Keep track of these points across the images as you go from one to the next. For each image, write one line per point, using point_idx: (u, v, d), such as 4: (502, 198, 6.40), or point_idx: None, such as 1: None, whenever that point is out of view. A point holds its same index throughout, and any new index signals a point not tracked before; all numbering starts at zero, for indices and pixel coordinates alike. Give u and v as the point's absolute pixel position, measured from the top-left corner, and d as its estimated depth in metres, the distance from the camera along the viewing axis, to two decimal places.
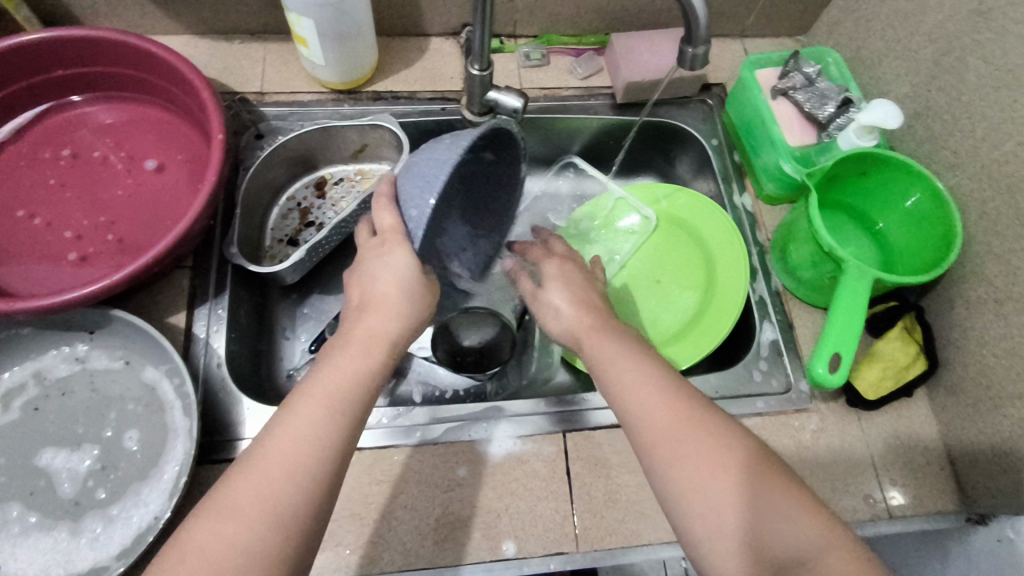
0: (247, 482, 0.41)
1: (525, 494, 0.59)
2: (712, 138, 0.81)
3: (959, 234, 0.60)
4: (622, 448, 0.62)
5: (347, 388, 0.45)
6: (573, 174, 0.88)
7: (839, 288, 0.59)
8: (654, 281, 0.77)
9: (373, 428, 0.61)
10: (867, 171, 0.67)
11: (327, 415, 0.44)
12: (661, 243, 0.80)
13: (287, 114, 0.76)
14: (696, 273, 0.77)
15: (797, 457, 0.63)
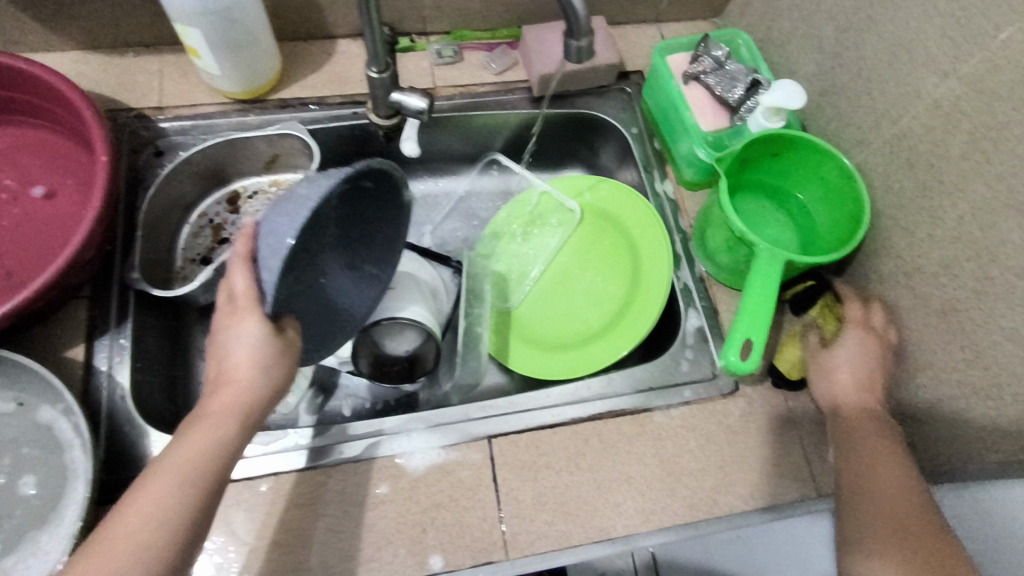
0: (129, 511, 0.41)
1: (450, 505, 0.58)
2: (632, 126, 0.80)
3: (867, 210, 0.60)
4: (549, 449, 0.61)
5: (204, 458, 0.45)
6: (498, 172, 0.87)
7: (750, 275, 0.58)
8: (577, 281, 0.78)
9: (289, 450, 0.59)
10: (779, 152, 0.66)
11: (181, 482, 0.43)
12: (585, 239, 0.80)
13: (189, 128, 0.72)
14: (621, 267, 0.77)
15: (725, 443, 0.63)
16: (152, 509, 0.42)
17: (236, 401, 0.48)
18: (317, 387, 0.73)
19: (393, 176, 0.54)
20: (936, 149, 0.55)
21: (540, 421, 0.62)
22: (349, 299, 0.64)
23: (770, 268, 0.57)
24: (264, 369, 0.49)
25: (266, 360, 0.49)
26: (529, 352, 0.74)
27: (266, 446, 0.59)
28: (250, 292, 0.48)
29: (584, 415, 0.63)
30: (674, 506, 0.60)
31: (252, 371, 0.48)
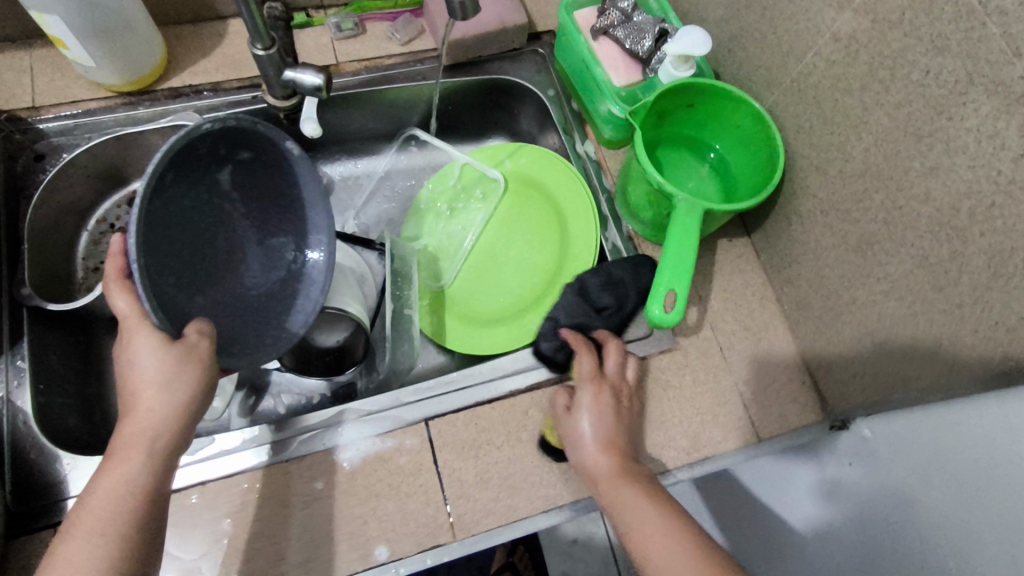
0: (59, 563, 0.42)
1: (391, 494, 0.56)
2: (548, 88, 0.78)
3: (781, 152, 0.60)
4: (488, 425, 0.60)
5: (125, 492, 0.44)
6: (417, 147, 0.84)
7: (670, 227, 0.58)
8: (508, 254, 0.76)
9: (214, 457, 0.56)
10: (695, 102, 0.65)
11: (106, 520, 0.43)
12: (513, 213, 0.78)
13: (72, 128, 0.66)
14: (551, 233, 0.75)
15: (664, 398, 0.63)
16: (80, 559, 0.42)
17: (145, 428, 0.46)
18: (247, 387, 0.70)
19: (259, 139, 0.54)
20: (838, 83, 0.55)
21: (479, 398, 0.61)
22: (290, 298, 0.60)
23: (688, 216, 0.57)
24: (163, 384, 0.46)
25: (166, 375, 0.45)
26: (465, 330, 0.72)
27: (191, 455, 0.56)
28: (135, 310, 0.47)
29: (522, 387, 0.62)
30: None
31: (153, 390, 0.46)
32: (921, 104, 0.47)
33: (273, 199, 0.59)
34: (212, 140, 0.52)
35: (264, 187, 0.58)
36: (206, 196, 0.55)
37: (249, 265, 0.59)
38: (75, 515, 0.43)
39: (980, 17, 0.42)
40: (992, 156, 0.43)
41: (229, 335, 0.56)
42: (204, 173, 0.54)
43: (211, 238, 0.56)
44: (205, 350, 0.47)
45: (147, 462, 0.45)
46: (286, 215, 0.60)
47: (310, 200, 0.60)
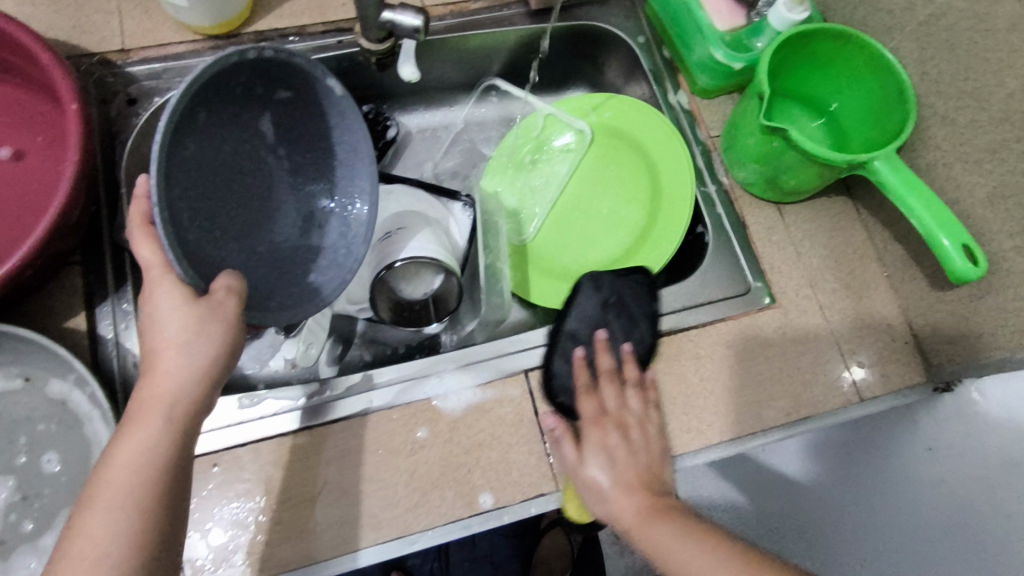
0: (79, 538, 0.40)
1: (494, 443, 0.56)
2: (639, 36, 0.75)
3: (912, 98, 0.56)
4: (587, 379, 0.59)
5: (148, 462, 0.43)
6: (497, 98, 0.82)
7: (892, 191, 0.54)
8: (590, 210, 0.75)
9: (297, 408, 0.56)
10: (814, 49, 0.62)
11: (127, 489, 0.42)
12: (607, 168, 0.76)
13: (161, 72, 0.66)
14: (636, 188, 0.74)
15: (762, 354, 0.62)
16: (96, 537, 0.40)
17: (165, 391, 0.45)
18: (336, 337, 0.70)
19: (303, 78, 0.54)
20: (979, 25, 0.51)
21: (577, 350, 0.60)
22: (322, 249, 0.61)
23: (893, 167, 0.54)
24: (186, 344, 0.45)
25: (187, 334, 0.45)
26: (547, 283, 0.72)
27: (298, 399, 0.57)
28: (157, 261, 0.47)
29: (619, 340, 0.61)
30: (718, 424, 0.59)
31: (174, 350, 0.45)
32: None
33: (312, 141, 0.59)
34: (251, 75, 0.51)
35: (302, 127, 0.58)
36: (242, 139, 0.54)
37: (283, 213, 0.59)
38: (94, 484, 0.42)
39: None
40: None
41: (267, 285, 0.56)
42: (243, 112, 0.53)
43: (248, 186, 0.56)
44: (231, 307, 0.47)
45: (163, 425, 0.44)
46: (320, 162, 0.60)
47: (350, 143, 0.60)
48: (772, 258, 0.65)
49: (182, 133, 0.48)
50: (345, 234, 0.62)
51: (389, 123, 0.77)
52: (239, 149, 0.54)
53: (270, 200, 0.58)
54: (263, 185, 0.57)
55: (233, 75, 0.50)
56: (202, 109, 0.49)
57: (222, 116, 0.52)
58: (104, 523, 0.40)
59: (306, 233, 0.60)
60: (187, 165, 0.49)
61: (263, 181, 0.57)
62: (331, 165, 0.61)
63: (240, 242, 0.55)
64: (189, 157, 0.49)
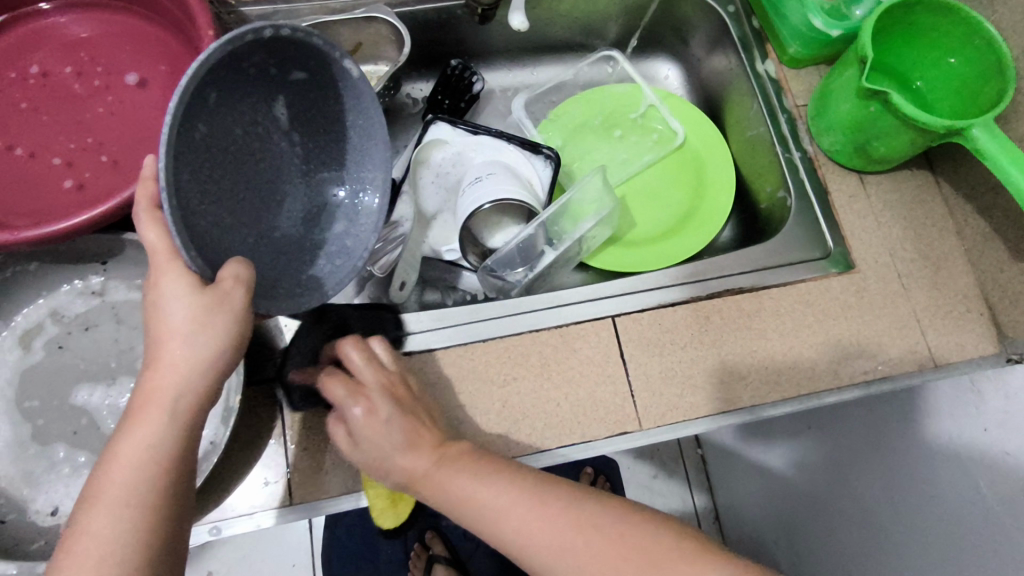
0: (78, 541, 0.39)
1: (583, 380, 0.59)
2: (729, 5, 0.75)
3: (1012, 70, 0.57)
4: (672, 327, 0.61)
5: (150, 463, 0.41)
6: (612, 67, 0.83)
7: (990, 158, 0.55)
8: (654, 181, 0.78)
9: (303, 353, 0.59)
10: (916, 21, 0.63)
11: (131, 492, 0.40)
12: (671, 153, 0.79)
13: (272, 14, 0.69)
14: (698, 164, 0.79)
15: (842, 315, 0.64)
16: (95, 547, 0.38)
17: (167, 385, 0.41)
18: (422, 284, 0.74)
19: (320, 62, 0.51)
20: None
21: (659, 301, 0.63)
22: (329, 240, 0.57)
23: (993, 136, 0.55)
24: (191, 337, 0.42)
25: (193, 325, 0.41)
26: (614, 250, 0.75)
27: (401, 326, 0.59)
28: (164, 246, 0.42)
29: (702, 294, 0.64)
30: (797, 376, 0.61)
31: (177, 341, 0.41)
32: None
33: (327, 126, 0.56)
34: (260, 55, 0.48)
35: (315, 110, 0.55)
36: (254, 123, 0.52)
37: (291, 202, 0.56)
38: (96, 483, 0.40)
39: None
40: None
41: (276, 274, 0.53)
42: (257, 95, 0.51)
43: (257, 173, 0.53)
44: (238, 299, 0.42)
45: (169, 423, 0.42)
46: (333, 149, 0.57)
47: (365, 126, 0.57)
48: (852, 225, 0.67)
49: (191, 115, 0.45)
50: (355, 225, 0.58)
51: (475, 78, 0.77)
52: (250, 134, 0.52)
53: (279, 190, 0.54)
54: (272, 172, 0.54)
55: (244, 56, 0.47)
56: (212, 87, 0.46)
57: (232, 97, 0.49)
58: (107, 525, 0.39)
59: (314, 223, 0.57)
60: (194, 148, 0.45)
61: (274, 168, 0.54)
62: (343, 153, 0.58)
63: (246, 230, 0.52)
64: (201, 140, 0.46)
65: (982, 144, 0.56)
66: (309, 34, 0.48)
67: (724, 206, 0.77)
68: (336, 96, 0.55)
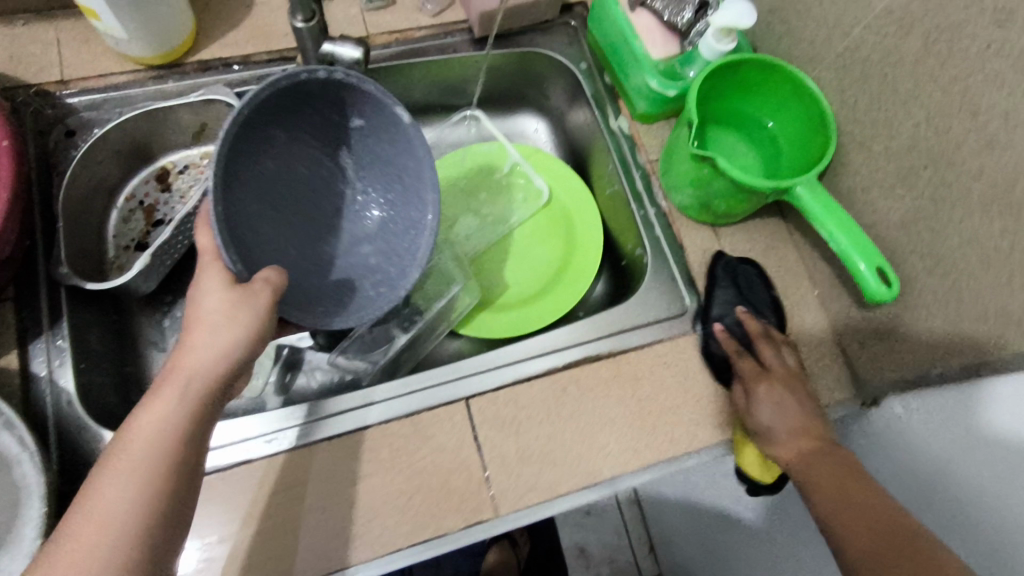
0: (80, 515, 0.39)
1: (435, 470, 0.57)
2: (580, 63, 0.76)
3: (832, 127, 0.59)
4: (528, 403, 0.61)
5: (166, 441, 0.42)
6: (475, 127, 0.83)
7: (816, 215, 0.56)
8: (523, 241, 0.78)
9: (287, 429, 0.57)
10: (743, 76, 0.64)
11: (149, 467, 0.41)
12: (538, 211, 0.79)
13: (101, 103, 0.66)
14: (562, 223, 0.78)
15: (700, 374, 0.64)
16: (101, 512, 0.39)
17: (190, 368, 0.44)
18: (283, 364, 0.68)
19: (377, 107, 0.56)
20: (889, 58, 0.53)
21: (516, 376, 0.62)
22: (368, 266, 0.66)
23: (815, 195, 0.57)
24: (218, 324, 0.46)
25: (219, 318, 0.46)
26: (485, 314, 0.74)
27: (280, 421, 0.57)
28: (213, 250, 0.49)
29: (560, 364, 0.63)
30: (656, 442, 0.61)
31: (204, 330, 0.46)
32: (979, 80, 0.46)
33: (382, 165, 0.63)
34: (327, 106, 0.56)
35: (373, 152, 0.62)
36: (318, 161, 0.62)
37: (343, 230, 0.67)
38: (112, 452, 0.41)
39: None
40: None
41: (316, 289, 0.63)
42: (325, 135, 0.60)
43: (315, 204, 0.65)
44: (264, 297, 0.48)
45: (180, 404, 0.44)
46: (391, 186, 0.64)
47: (415, 168, 0.61)
48: (708, 280, 0.67)
49: (253, 150, 0.55)
50: (399, 258, 0.64)
51: None
52: (314, 169, 0.62)
53: (336, 217, 0.66)
54: (333, 204, 0.66)
55: (307, 100, 0.55)
56: (275, 121, 0.55)
57: (295, 132, 0.58)
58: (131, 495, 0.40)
59: (357, 248, 0.67)
60: (258, 174, 0.57)
61: (335, 196, 0.66)
62: (378, 193, 0.65)
63: (300, 250, 0.63)
64: (263, 169, 0.57)
65: (812, 204, 0.57)
66: (361, 81, 0.53)
67: (594, 261, 0.76)
68: (386, 138, 0.60)
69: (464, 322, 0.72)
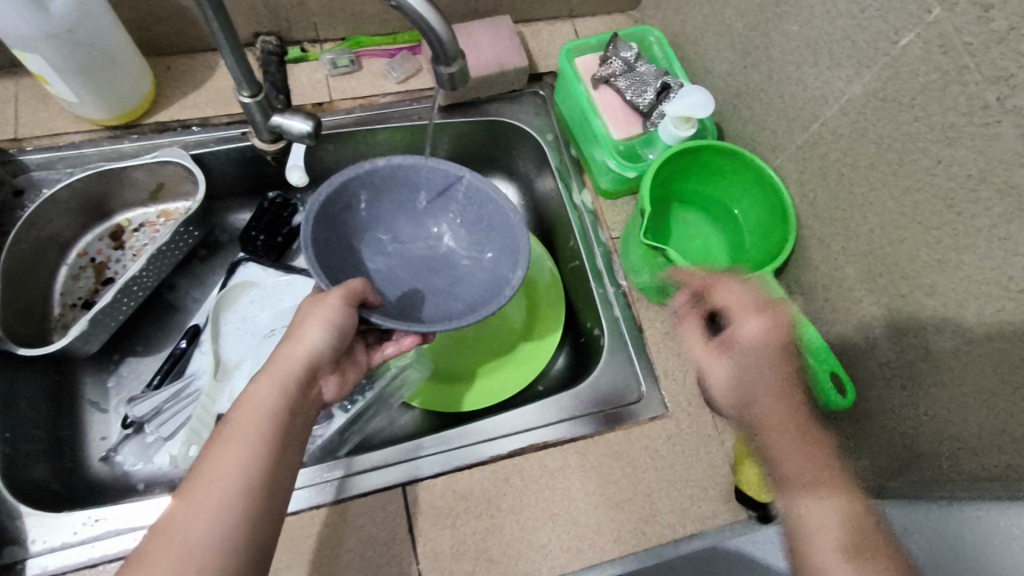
0: (215, 462, 0.42)
1: (365, 563, 0.54)
2: (548, 133, 0.75)
3: (792, 220, 0.57)
4: (469, 493, 0.58)
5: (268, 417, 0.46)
6: None
7: (764, 314, 0.55)
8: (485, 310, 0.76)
9: (323, 482, 0.57)
10: (705, 160, 0.62)
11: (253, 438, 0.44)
12: None
13: (55, 161, 0.65)
14: (524, 293, 0.76)
15: (652, 465, 0.61)
16: (227, 465, 0.42)
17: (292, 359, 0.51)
18: None
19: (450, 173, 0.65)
20: (845, 158, 0.52)
21: (457, 462, 0.60)
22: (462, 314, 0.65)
23: (767, 291, 0.55)
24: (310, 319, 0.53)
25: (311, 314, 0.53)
26: (438, 387, 0.71)
27: (305, 482, 0.57)
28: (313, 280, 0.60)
29: (503, 452, 0.61)
30: (601, 540, 0.58)
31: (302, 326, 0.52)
32: (931, 193, 0.45)
33: (476, 231, 0.69)
34: (415, 187, 0.67)
35: (469, 219, 0.69)
36: (427, 242, 0.71)
37: (451, 295, 0.68)
38: (226, 422, 0.45)
39: (996, 114, 0.40)
40: (1004, 259, 0.41)
41: (400, 308, 0.66)
42: (429, 215, 0.70)
43: (430, 278, 0.69)
44: (354, 291, 0.55)
45: (275, 380, 0.49)
46: (483, 246, 0.68)
47: (496, 213, 0.65)
48: (665, 364, 0.65)
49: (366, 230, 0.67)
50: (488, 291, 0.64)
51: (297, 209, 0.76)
52: (427, 249, 0.70)
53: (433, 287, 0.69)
54: (443, 278, 0.70)
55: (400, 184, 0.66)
56: (379, 207, 0.67)
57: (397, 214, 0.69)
58: (234, 456, 0.42)
59: (460, 301, 0.67)
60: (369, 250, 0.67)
61: (447, 269, 0.70)
62: (468, 253, 0.70)
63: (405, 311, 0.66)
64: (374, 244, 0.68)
65: (767, 302, 0.55)
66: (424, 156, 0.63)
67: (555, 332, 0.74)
68: (467, 200, 0.67)
69: (416, 395, 0.70)
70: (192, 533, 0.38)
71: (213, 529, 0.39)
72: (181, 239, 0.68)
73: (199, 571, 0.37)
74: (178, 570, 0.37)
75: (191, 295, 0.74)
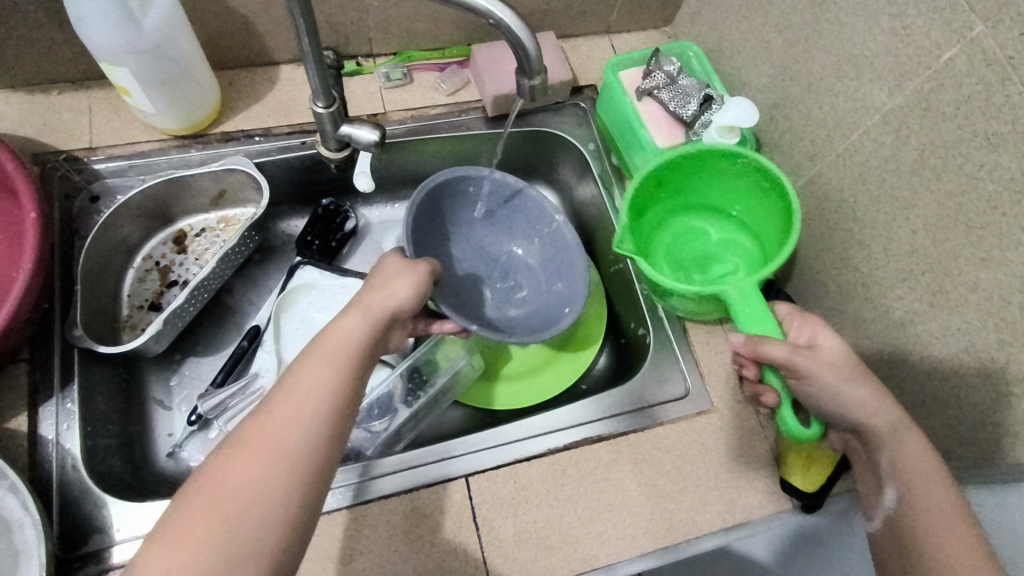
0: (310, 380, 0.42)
1: (433, 550, 0.57)
2: (589, 142, 0.79)
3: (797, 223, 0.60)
4: (528, 484, 0.61)
5: (358, 348, 0.47)
6: None
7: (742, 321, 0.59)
8: None
9: (346, 484, 0.59)
10: (699, 168, 0.68)
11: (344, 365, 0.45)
12: None
13: (127, 169, 0.68)
14: None
15: (699, 458, 0.64)
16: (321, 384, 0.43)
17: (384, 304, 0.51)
18: None
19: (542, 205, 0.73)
20: (887, 164, 0.56)
21: (515, 455, 0.62)
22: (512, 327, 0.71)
23: (741, 295, 0.60)
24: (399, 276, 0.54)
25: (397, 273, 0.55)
26: (484, 388, 0.74)
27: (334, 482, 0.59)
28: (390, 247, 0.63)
29: (559, 445, 0.63)
30: (654, 529, 0.60)
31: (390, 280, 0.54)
32: (973, 196, 0.49)
33: (547, 263, 0.75)
34: (505, 206, 0.75)
35: (542, 247, 0.75)
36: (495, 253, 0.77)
37: (503, 301, 0.75)
38: (317, 346, 0.46)
39: None
40: None
41: (467, 301, 0.74)
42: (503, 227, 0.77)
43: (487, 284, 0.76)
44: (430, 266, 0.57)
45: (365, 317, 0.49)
46: (551, 278, 0.74)
47: (573, 256, 0.72)
48: (708, 362, 0.69)
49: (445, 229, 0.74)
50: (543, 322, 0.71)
51: (349, 215, 0.79)
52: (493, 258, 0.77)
53: (489, 291, 0.76)
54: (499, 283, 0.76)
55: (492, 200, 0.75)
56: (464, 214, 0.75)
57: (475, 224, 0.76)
58: (325, 379, 0.43)
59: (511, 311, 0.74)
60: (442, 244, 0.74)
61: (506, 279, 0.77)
62: (532, 278, 0.76)
63: (457, 298, 0.73)
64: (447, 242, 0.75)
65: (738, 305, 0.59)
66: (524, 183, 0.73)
67: (595, 335, 0.77)
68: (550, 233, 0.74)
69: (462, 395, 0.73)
70: (285, 442, 0.39)
71: (304, 440, 0.40)
72: (244, 245, 0.71)
73: (286, 480, 0.38)
74: (268, 475, 0.38)
75: (247, 298, 0.77)
